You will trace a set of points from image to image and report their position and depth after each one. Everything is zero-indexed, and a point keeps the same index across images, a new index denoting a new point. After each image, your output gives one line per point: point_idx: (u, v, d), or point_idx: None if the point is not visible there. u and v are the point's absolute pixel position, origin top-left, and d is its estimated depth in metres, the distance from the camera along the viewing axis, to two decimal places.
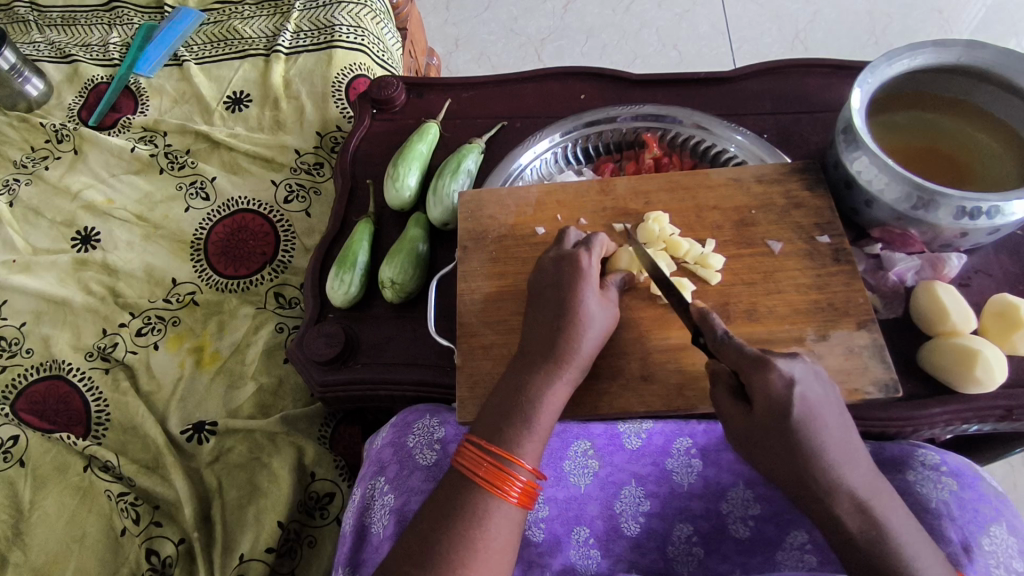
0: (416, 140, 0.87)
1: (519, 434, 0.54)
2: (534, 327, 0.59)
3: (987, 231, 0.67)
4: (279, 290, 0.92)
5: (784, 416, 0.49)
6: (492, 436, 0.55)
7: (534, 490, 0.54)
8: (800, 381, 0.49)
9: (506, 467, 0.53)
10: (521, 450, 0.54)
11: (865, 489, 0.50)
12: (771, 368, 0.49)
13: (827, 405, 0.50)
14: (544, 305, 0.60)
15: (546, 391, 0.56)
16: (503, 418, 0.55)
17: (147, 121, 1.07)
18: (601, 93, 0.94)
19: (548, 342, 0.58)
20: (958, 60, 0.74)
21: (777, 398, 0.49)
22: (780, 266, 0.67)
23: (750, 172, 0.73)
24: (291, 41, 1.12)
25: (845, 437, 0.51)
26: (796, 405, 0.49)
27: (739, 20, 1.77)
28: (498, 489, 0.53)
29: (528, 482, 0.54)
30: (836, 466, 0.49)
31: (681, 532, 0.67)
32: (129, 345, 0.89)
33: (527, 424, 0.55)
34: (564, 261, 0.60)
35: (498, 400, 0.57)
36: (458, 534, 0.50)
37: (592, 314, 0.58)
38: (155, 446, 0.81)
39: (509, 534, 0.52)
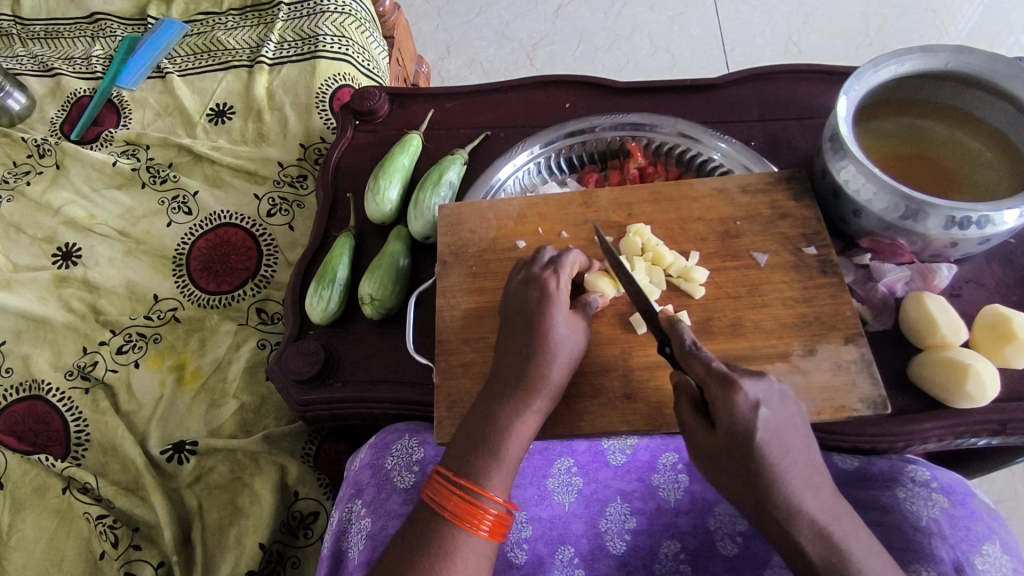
0: (398, 152, 0.85)
1: (487, 466, 0.53)
2: (504, 354, 0.58)
3: (977, 242, 0.66)
4: (261, 305, 0.90)
5: (746, 442, 0.46)
6: (461, 469, 0.53)
7: (505, 521, 0.53)
8: (764, 403, 0.47)
9: (475, 500, 0.52)
10: (489, 483, 0.53)
11: (824, 513, 0.47)
12: (737, 392, 0.47)
13: (789, 429, 0.48)
14: (513, 329, 0.59)
15: (515, 421, 0.55)
16: (472, 449, 0.54)
17: (130, 135, 1.06)
18: (586, 102, 0.92)
19: (517, 370, 0.56)
20: (947, 65, 0.73)
21: (742, 420, 0.47)
22: (766, 279, 0.65)
23: (735, 182, 0.72)
24: (274, 51, 1.11)
25: (808, 459, 0.48)
26: (761, 429, 0.46)
27: (732, 22, 1.76)
28: (467, 522, 0.51)
29: (498, 514, 0.53)
30: (799, 487, 0.47)
31: (669, 549, 0.65)
32: (109, 363, 0.88)
33: (494, 457, 0.53)
34: (533, 284, 0.59)
35: (466, 431, 0.55)
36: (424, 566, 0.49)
37: (561, 339, 0.57)
38: (134, 467, 0.80)
39: (478, 569, 0.51)
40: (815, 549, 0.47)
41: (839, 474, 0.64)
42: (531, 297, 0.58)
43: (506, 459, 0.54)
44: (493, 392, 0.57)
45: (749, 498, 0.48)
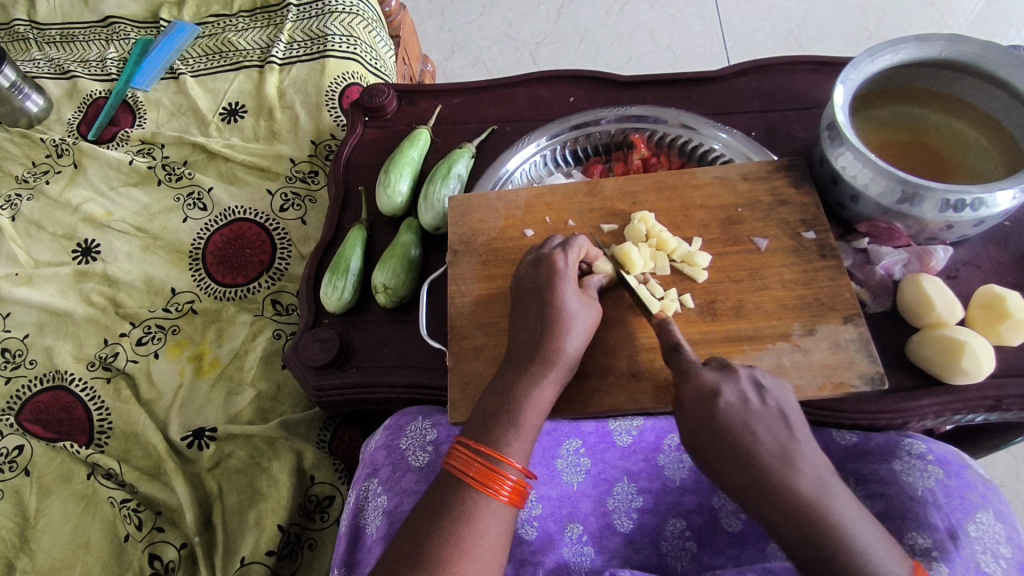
0: (407, 146, 0.88)
1: (506, 433, 0.56)
2: (519, 330, 0.61)
3: (971, 223, 0.68)
4: (276, 297, 0.93)
5: (710, 421, 0.50)
6: (481, 438, 0.56)
7: (524, 489, 0.55)
8: (723, 385, 0.51)
9: (496, 466, 0.54)
10: (508, 449, 0.55)
11: (812, 488, 0.47)
12: (694, 378, 0.53)
13: (761, 408, 0.50)
14: (526, 307, 0.62)
15: (532, 390, 0.57)
16: (491, 418, 0.57)
17: (145, 134, 1.08)
18: (589, 96, 0.95)
19: (533, 344, 0.59)
20: (942, 54, 0.75)
21: (697, 399, 0.51)
22: (766, 263, 0.68)
23: (736, 170, 0.74)
24: (285, 51, 1.14)
25: (791, 437, 0.49)
26: (717, 405, 0.50)
27: (732, 19, 1.78)
28: (488, 488, 0.54)
29: (518, 481, 0.55)
30: (770, 462, 0.48)
31: (674, 527, 0.68)
32: (129, 354, 0.91)
33: (514, 424, 0.56)
34: (542, 264, 0.63)
35: (486, 403, 0.58)
36: (447, 528, 0.51)
37: (572, 313, 0.60)
38: (156, 453, 0.82)
39: (498, 534, 0.53)
40: (789, 528, 0.47)
41: (840, 449, 0.66)
42: (541, 275, 0.61)
43: (525, 427, 0.56)
44: (510, 366, 0.60)
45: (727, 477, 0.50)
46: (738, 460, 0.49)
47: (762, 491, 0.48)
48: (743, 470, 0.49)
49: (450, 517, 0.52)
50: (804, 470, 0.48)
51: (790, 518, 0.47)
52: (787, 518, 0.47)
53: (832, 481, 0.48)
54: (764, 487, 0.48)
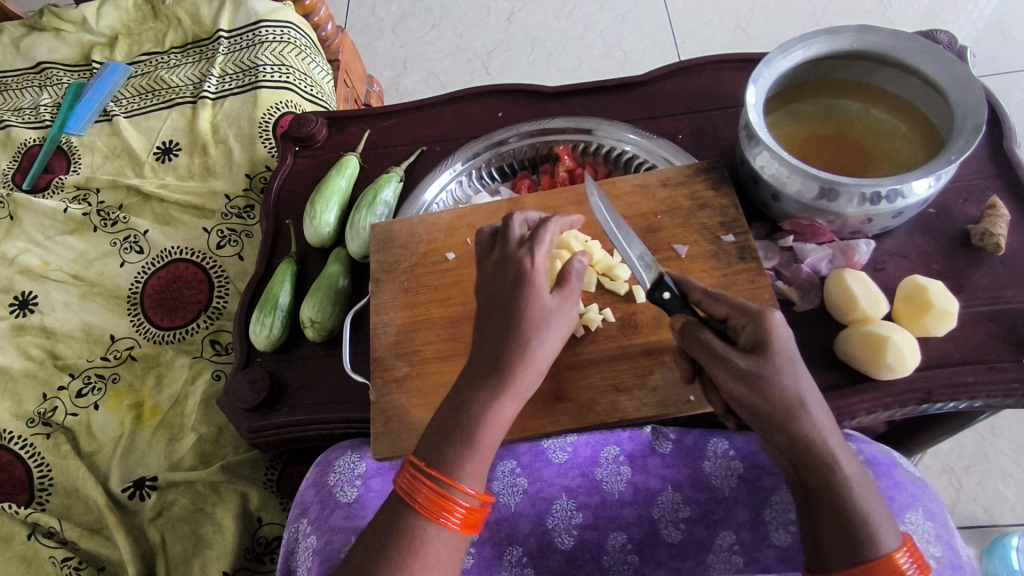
0: (335, 175, 0.87)
1: (459, 456, 0.52)
2: (484, 340, 0.57)
3: (891, 215, 0.67)
4: (215, 337, 0.92)
5: (770, 358, 0.48)
6: (432, 460, 0.53)
7: (479, 513, 0.52)
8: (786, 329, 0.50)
9: (448, 493, 0.51)
10: (462, 474, 0.52)
11: (837, 446, 0.48)
12: (765, 329, 0.49)
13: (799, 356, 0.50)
14: (492, 314, 0.57)
15: (492, 406, 0.53)
16: (446, 438, 0.53)
17: (79, 180, 1.07)
18: (518, 109, 0.94)
19: (493, 357, 0.55)
20: (853, 45, 0.74)
21: (771, 336, 0.49)
22: (687, 270, 0.67)
23: (656, 177, 0.73)
24: (217, 85, 1.13)
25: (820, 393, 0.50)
26: (780, 346, 0.48)
27: (681, 15, 1.78)
28: (438, 516, 0.51)
29: (471, 506, 0.52)
30: (818, 414, 0.48)
31: (616, 541, 0.66)
32: (69, 407, 0.89)
33: (469, 444, 0.53)
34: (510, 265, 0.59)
35: (443, 418, 0.55)
36: (394, 563, 0.49)
37: (542, 320, 0.56)
38: (97, 507, 0.81)
39: (447, 561, 0.51)
40: (817, 492, 0.48)
41: (772, 455, 0.65)
42: (509, 278, 0.57)
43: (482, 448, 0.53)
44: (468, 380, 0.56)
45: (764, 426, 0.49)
46: (778, 418, 0.47)
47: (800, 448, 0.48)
48: (794, 425, 0.47)
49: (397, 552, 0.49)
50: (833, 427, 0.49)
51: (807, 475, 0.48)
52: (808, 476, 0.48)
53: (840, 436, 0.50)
54: (803, 443, 0.48)
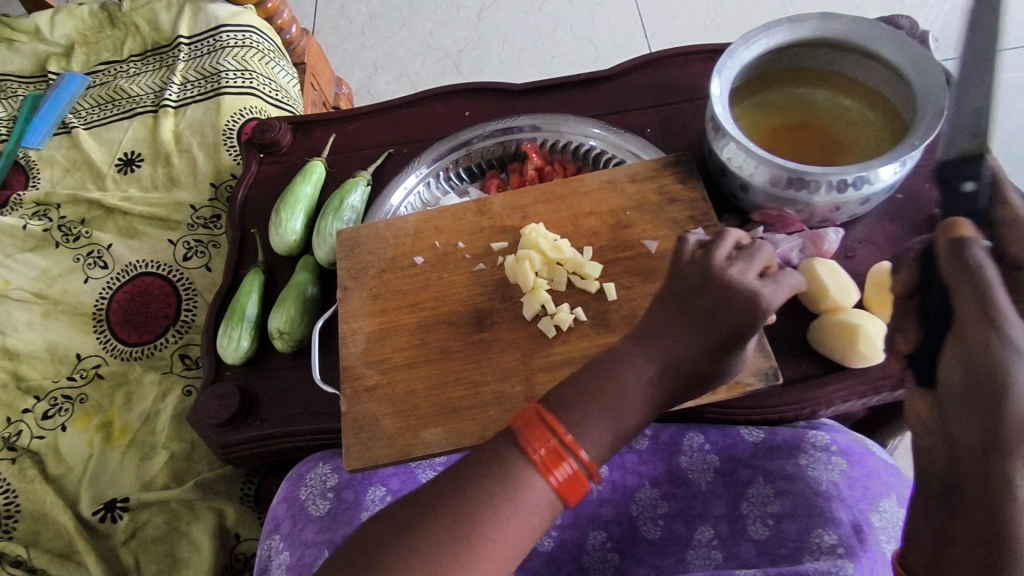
0: (300, 182, 0.85)
1: (592, 421, 0.46)
2: (718, 311, 0.49)
3: (858, 202, 0.67)
4: (185, 351, 0.90)
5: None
6: (561, 417, 0.46)
7: (585, 486, 0.45)
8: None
9: (563, 445, 0.45)
10: (584, 437, 0.45)
11: None
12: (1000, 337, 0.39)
13: None
14: (692, 304, 0.51)
15: (644, 396, 0.48)
16: (585, 405, 0.47)
17: (38, 196, 1.04)
18: (484, 108, 0.92)
19: (682, 350, 0.49)
20: (816, 33, 0.73)
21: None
22: (658, 265, 0.66)
23: (623, 172, 0.72)
24: (178, 93, 1.11)
25: None
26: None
27: (650, 6, 1.77)
28: (540, 464, 0.45)
29: (580, 475, 0.45)
30: None
31: (596, 540, 0.66)
32: (35, 430, 0.87)
33: (606, 419, 0.46)
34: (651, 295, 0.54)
35: (582, 385, 0.48)
36: (472, 515, 0.43)
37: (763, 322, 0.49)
38: (67, 532, 0.79)
39: (531, 518, 0.44)
40: (973, 499, 0.38)
41: (748, 447, 0.65)
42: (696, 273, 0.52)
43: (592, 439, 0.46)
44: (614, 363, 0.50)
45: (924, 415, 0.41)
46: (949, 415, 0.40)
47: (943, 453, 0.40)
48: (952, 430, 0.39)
49: (469, 503, 0.44)
50: None
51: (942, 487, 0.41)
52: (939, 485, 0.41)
53: None
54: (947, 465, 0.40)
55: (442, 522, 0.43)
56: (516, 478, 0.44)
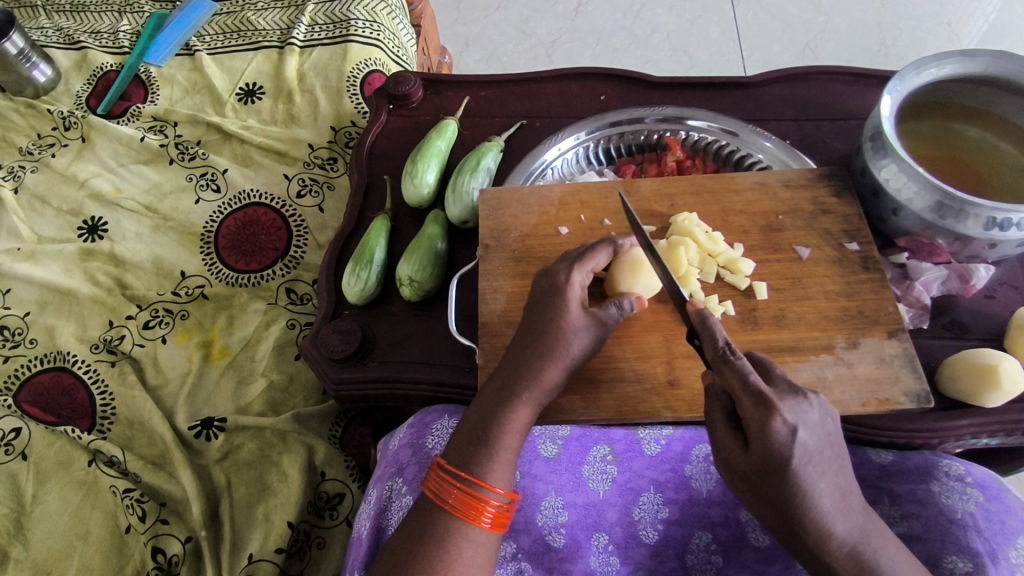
0: (434, 136, 0.85)
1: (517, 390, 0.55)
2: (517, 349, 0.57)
3: (1015, 243, 0.66)
4: (291, 286, 0.90)
5: (774, 469, 0.46)
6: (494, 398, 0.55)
7: (506, 512, 0.53)
8: (803, 427, 0.45)
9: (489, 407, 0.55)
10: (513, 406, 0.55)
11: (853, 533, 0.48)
12: (769, 420, 0.45)
13: (825, 450, 0.47)
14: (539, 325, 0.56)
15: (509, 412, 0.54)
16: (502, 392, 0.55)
17: (157, 111, 1.05)
18: (620, 94, 0.93)
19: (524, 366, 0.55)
20: (987, 71, 0.74)
21: (777, 446, 0.45)
22: (808, 273, 0.66)
23: (776, 177, 0.72)
24: (305, 33, 1.11)
25: (838, 475, 0.48)
26: (796, 453, 0.45)
27: (750, 28, 1.77)
28: (471, 514, 0.52)
29: (501, 505, 0.53)
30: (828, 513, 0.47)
31: (700, 540, 0.66)
32: (136, 338, 0.88)
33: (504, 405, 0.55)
34: (565, 263, 0.59)
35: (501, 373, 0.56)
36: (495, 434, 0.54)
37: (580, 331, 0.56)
38: (162, 441, 0.79)
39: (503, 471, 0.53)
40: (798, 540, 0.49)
41: (875, 468, 0.66)
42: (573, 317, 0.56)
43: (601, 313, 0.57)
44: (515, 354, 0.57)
45: (757, 456, 0.46)
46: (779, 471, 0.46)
47: (793, 495, 0.46)
48: (796, 483, 0.45)
49: (495, 386, 0.56)
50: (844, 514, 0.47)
51: (782, 514, 0.47)
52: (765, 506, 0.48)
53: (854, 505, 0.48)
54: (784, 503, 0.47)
55: (467, 416, 0.56)
56: (541, 346, 0.55)
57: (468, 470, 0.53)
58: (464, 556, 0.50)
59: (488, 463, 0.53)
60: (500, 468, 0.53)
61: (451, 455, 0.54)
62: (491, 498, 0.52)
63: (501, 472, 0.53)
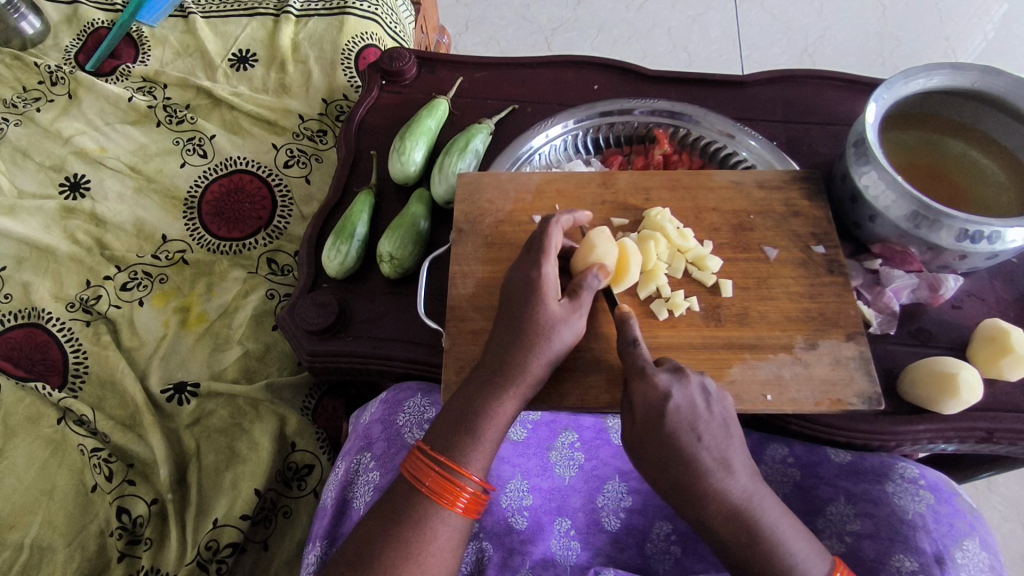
0: (425, 114, 0.85)
1: (501, 381, 0.54)
2: (496, 339, 0.56)
3: (985, 256, 0.68)
4: (272, 256, 0.90)
5: (658, 427, 0.49)
6: (478, 389, 0.55)
7: (481, 500, 0.53)
8: (677, 393, 0.50)
9: (478, 395, 0.54)
10: (495, 397, 0.54)
11: (740, 495, 0.48)
12: (641, 380, 0.51)
13: (709, 418, 0.49)
14: (515, 317, 0.56)
15: (493, 404, 0.54)
16: (485, 384, 0.55)
17: (147, 71, 1.04)
18: (614, 85, 0.93)
19: (505, 357, 0.55)
20: (973, 85, 0.74)
21: (653, 405, 0.49)
22: (774, 273, 0.67)
23: (752, 177, 0.73)
24: (302, 3, 1.10)
25: (725, 444, 0.49)
26: (670, 417, 0.49)
27: (750, 28, 1.77)
28: (444, 498, 0.52)
29: (475, 492, 0.53)
30: (711, 471, 0.48)
31: (660, 530, 0.67)
32: (113, 299, 0.87)
33: (487, 396, 0.54)
34: (531, 255, 0.58)
35: (485, 362, 0.56)
36: (472, 424, 0.53)
37: (559, 323, 0.55)
38: (133, 403, 0.79)
39: (483, 460, 0.53)
40: (686, 507, 0.49)
41: (833, 467, 0.66)
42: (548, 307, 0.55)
43: (579, 298, 0.57)
44: (501, 340, 0.56)
45: (641, 423, 0.50)
46: (657, 434, 0.49)
47: (677, 459, 0.48)
48: (676, 446, 0.48)
49: (480, 374, 0.56)
50: (740, 479, 0.48)
51: (671, 481, 0.49)
52: (659, 475, 0.50)
53: (755, 481, 0.49)
54: (675, 470, 0.48)
55: (449, 404, 0.56)
56: (523, 338, 0.55)
57: (450, 456, 0.52)
58: (439, 540, 0.51)
59: (471, 453, 0.53)
60: (479, 455, 0.53)
61: (432, 441, 0.54)
62: (466, 484, 0.52)
63: (480, 460, 0.53)
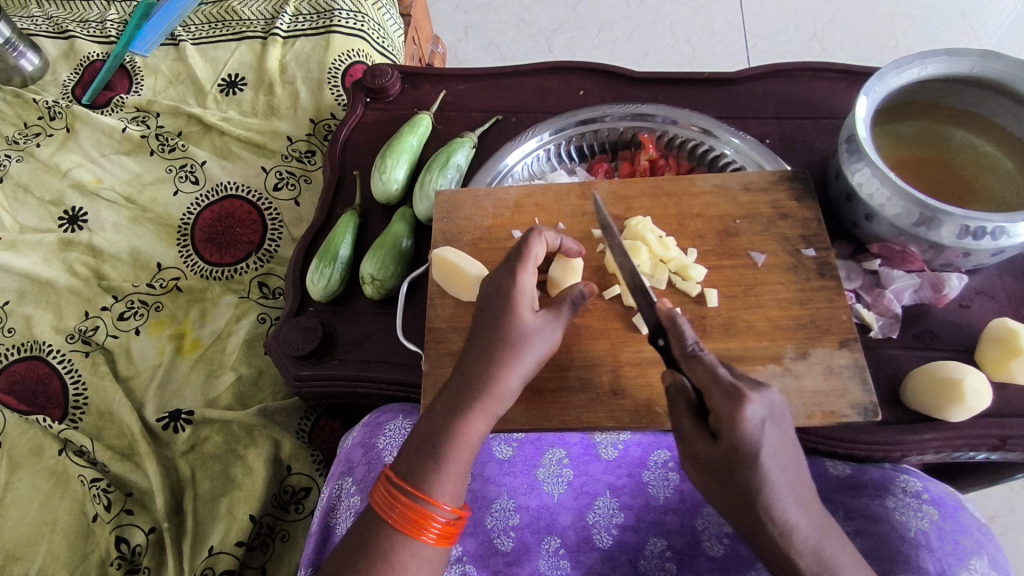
0: (406, 132, 0.84)
1: (467, 401, 0.53)
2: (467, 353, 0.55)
3: (990, 253, 0.64)
4: (264, 280, 0.91)
5: (740, 460, 0.45)
6: (439, 420, 0.53)
7: (455, 526, 0.52)
8: (769, 419, 0.45)
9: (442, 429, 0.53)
10: (462, 423, 0.52)
11: (815, 530, 0.47)
12: (738, 403, 0.44)
13: (789, 445, 0.46)
14: (479, 331, 0.55)
15: (458, 427, 0.52)
16: (451, 409, 0.53)
17: (140, 101, 1.05)
18: (599, 90, 0.91)
19: (470, 377, 0.53)
20: (972, 71, 0.70)
21: (746, 433, 0.44)
22: (762, 280, 0.64)
23: (737, 179, 0.70)
24: (289, 24, 1.10)
25: (801, 475, 0.47)
26: (763, 445, 0.44)
27: (756, 17, 1.72)
28: (414, 530, 0.51)
29: (448, 521, 0.51)
30: (791, 505, 0.46)
31: (655, 547, 0.65)
32: (110, 329, 0.89)
33: (452, 423, 0.52)
34: (511, 260, 0.57)
35: (449, 388, 0.54)
36: (431, 456, 0.52)
37: (530, 333, 0.54)
38: (130, 432, 0.80)
39: (455, 489, 0.52)
40: (763, 541, 0.47)
41: (831, 480, 0.64)
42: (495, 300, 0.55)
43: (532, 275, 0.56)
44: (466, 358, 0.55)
45: (723, 450, 0.45)
46: (742, 465, 0.45)
47: (759, 491, 0.45)
48: (761, 477, 0.44)
49: (448, 397, 0.54)
50: (808, 516, 0.47)
51: (750, 511, 0.46)
52: (727, 495, 0.47)
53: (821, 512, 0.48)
54: (750, 498, 0.45)
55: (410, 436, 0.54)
56: (494, 352, 0.54)
57: (415, 484, 0.51)
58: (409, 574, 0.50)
59: (435, 479, 0.51)
60: (447, 483, 0.51)
61: (397, 472, 0.52)
62: (438, 513, 0.51)
63: (448, 489, 0.51)
